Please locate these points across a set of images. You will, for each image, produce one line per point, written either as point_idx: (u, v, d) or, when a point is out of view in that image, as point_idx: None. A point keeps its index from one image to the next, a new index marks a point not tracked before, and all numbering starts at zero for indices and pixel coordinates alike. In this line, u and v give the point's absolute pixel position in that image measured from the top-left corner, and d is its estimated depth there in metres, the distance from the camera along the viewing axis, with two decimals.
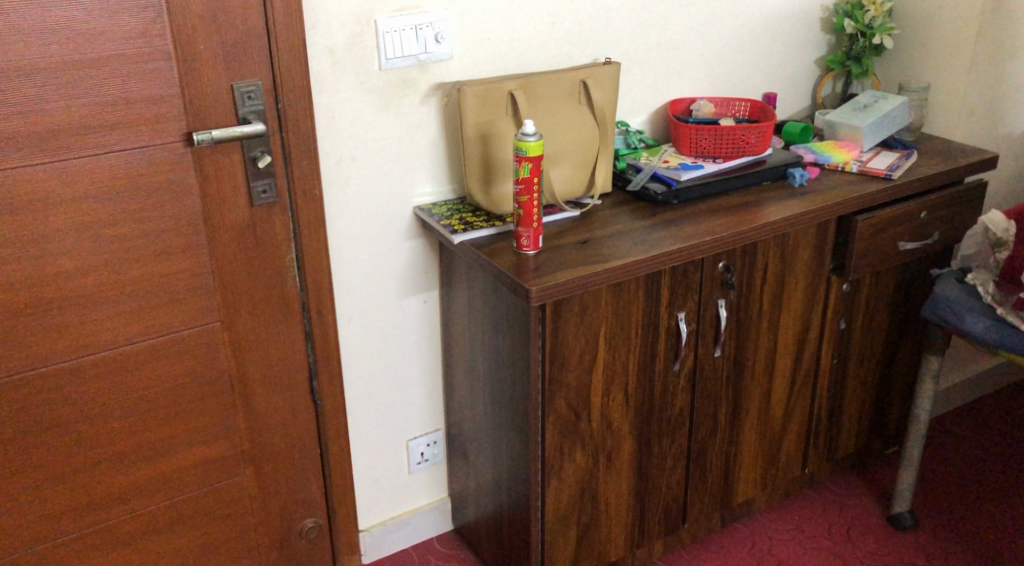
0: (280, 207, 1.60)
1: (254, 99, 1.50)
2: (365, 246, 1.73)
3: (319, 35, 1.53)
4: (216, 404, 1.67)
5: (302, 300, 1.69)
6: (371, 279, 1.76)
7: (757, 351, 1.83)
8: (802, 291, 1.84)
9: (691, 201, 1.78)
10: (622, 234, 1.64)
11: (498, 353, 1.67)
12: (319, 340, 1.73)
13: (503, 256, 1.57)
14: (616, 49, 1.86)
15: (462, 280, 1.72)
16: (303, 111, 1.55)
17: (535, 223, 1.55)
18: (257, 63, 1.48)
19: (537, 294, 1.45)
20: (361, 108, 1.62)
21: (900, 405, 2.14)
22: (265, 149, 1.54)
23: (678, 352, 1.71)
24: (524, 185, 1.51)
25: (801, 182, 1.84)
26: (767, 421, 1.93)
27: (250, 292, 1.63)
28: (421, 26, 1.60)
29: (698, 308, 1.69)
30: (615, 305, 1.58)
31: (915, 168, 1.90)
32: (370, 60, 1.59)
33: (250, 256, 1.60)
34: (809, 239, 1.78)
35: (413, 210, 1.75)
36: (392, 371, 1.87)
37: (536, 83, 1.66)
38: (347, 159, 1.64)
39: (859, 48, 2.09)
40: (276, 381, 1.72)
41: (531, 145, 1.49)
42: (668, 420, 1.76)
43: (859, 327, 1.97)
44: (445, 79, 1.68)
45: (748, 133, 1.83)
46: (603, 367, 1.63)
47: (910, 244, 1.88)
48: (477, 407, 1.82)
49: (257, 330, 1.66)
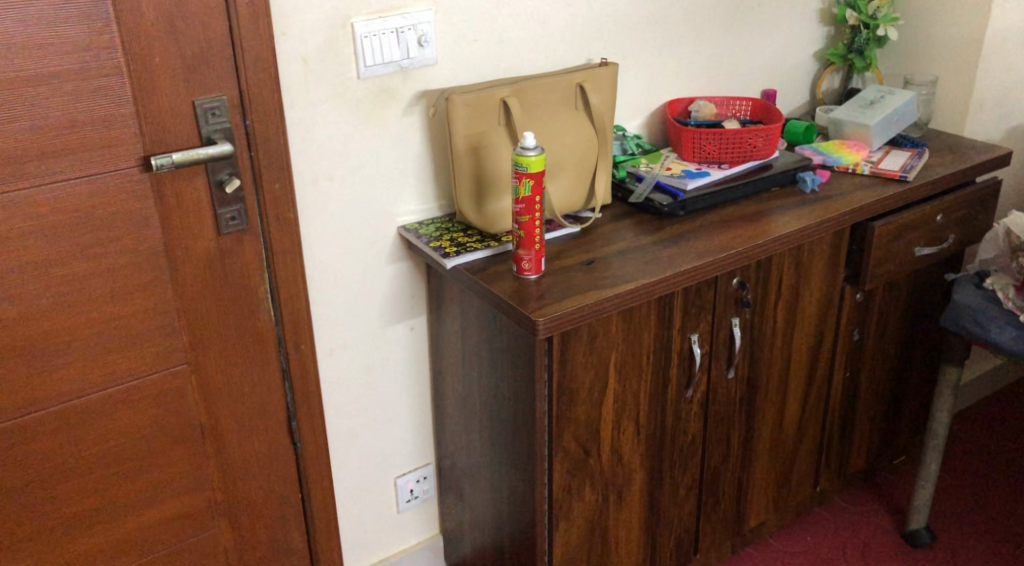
0: (251, 235, 1.43)
1: (219, 116, 1.33)
2: (345, 272, 1.57)
3: (289, 42, 1.37)
4: (184, 454, 1.50)
5: (278, 335, 1.52)
6: (352, 309, 1.61)
7: (770, 370, 1.71)
8: (816, 305, 1.72)
9: (699, 212, 1.64)
10: (629, 252, 1.51)
11: (497, 387, 1.52)
12: (297, 378, 1.57)
13: (502, 282, 1.42)
14: (610, 48, 1.72)
15: (455, 306, 1.58)
16: (275, 128, 1.38)
17: (536, 245, 1.41)
18: (222, 75, 1.31)
19: (545, 327, 1.31)
20: (338, 122, 1.45)
21: (911, 416, 2.05)
22: (233, 172, 1.37)
23: (691, 377, 1.58)
24: (525, 204, 1.37)
25: (813, 187, 1.72)
26: (780, 441, 1.82)
27: (220, 329, 1.46)
28: (403, 28, 1.45)
29: (712, 329, 1.57)
30: (626, 332, 1.45)
31: (929, 168, 1.79)
32: (348, 68, 1.43)
33: (219, 291, 1.43)
34: (824, 249, 1.67)
35: (397, 230, 1.59)
36: (378, 405, 1.72)
37: (529, 89, 1.51)
38: (324, 178, 1.48)
39: (863, 40, 1.96)
40: (251, 426, 1.56)
41: (532, 160, 1.34)
42: (680, 448, 1.64)
43: (872, 338, 1.87)
44: (429, 86, 1.52)
45: (756, 137, 1.70)
46: (614, 398, 1.49)
47: (927, 249, 1.77)
48: (473, 441, 1.67)
49: (229, 371, 1.50)
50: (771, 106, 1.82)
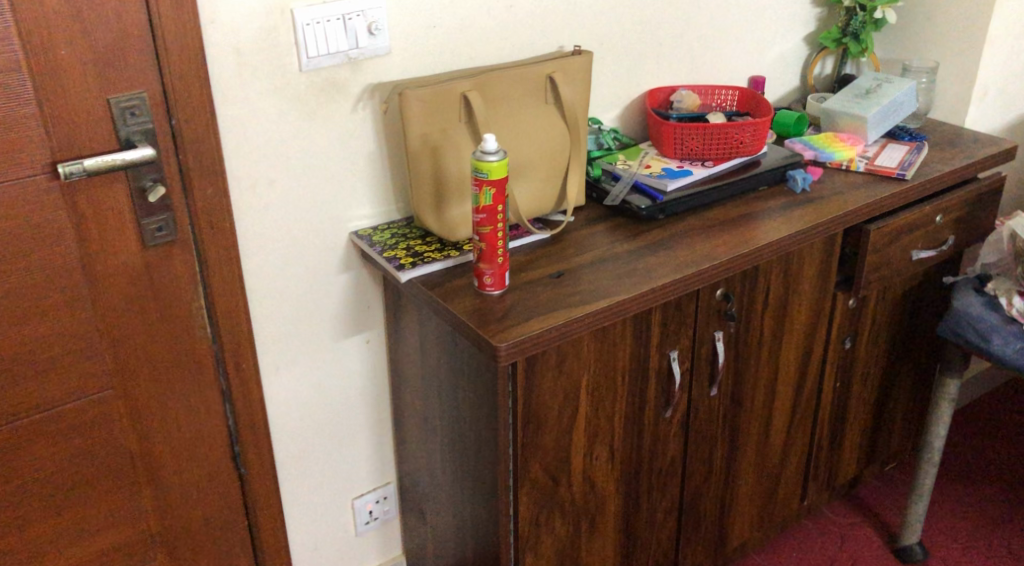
0: (181, 246, 1.28)
1: (139, 116, 1.18)
2: (292, 283, 1.43)
3: (219, 31, 1.21)
4: (116, 485, 1.37)
5: (216, 353, 1.38)
6: (300, 323, 1.47)
7: (756, 385, 1.59)
8: (806, 314, 1.59)
9: (680, 215, 1.51)
10: (603, 263, 1.37)
11: (457, 409, 1.39)
12: (239, 400, 1.43)
13: (462, 299, 1.28)
14: (585, 34, 1.57)
15: (413, 320, 1.44)
16: (204, 128, 1.23)
17: (499, 259, 1.27)
18: (140, 69, 1.16)
19: (507, 353, 1.18)
20: (279, 120, 1.30)
21: (902, 425, 1.94)
22: (158, 178, 1.22)
23: (670, 397, 1.45)
24: (486, 214, 1.23)
25: (804, 186, 1.58)
26: (765, 457, 1.70)
27: (149, 350, 1.32)
28: (350, 15, 1.29)
29: (693, 344, 1.44)
30: (599, 352, 1.32)
31: (929, 164, 1.66)
32: (288, 60, 1.28)
33: (147, 308, 1.29)
34: (816, 256, 1.54)
35: (349, 236, 1.45)
36: (332, 424, 1.58)
37: (492, 81, 1.36)
38: (264, 182, 1.33)
39: (859, 23, 1.82)
40: (189, 452, 1.42)
41: (494, 166, 1.20)
42: (658, 471, 1.52)
43: (865, 346, 1.75)
44: (382, 78, 1.37)
45: (742, 133, 1.56)
46: (585, 424, 1.37)
47: (925, 253, 1.65)
48: (434, 463, 1.54)
49: (161, 395, 1.35)
50: (759, 95, 1.68)
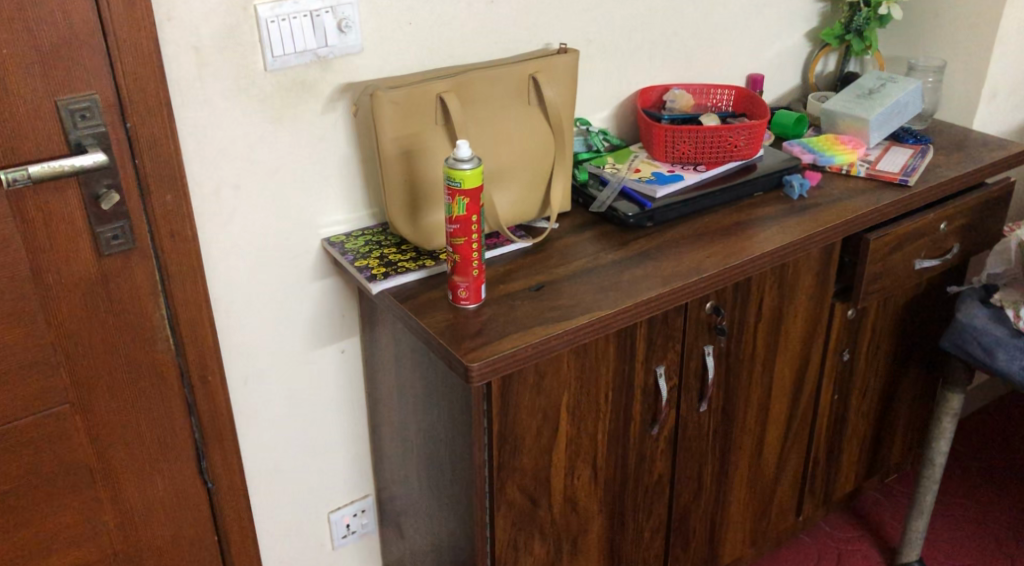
0: (139, 255, 1.22)
1: (90, 118, 1.11)
2: (260, 292, 1.36)
3: (176, 29, 1.14)
4: (75, 502, 1.31)
5: (180, 366, 1.32)
6: (270, 333, 1.40)
7: (749, 400, 1.52)
8: (802, 326, 1.52)
9: (670, 222, 1.43)
10: (586, 274, 1.30)
11: (433, 426, 1.33)
12: (205, 414, 1.36)
13: (435, 313, 1.21)
14: (571, 31, 1.50)
15: (388, 330, 1.38)
16: (161, 131, 1.16)
17: (474, 271, 1.20)
18: (91, 69, 1.09)
19: (479, 373, 1.11)
20: (242, 123, 1.24)
21: (903, 437, 1.87)
22: (112, 184, 1.16)
23: (657, 414, 1.38)
24: (460, 225, 1.16)
25: (801, 193, 1.50)
26: (759, 472, 1.63)
27: (107, 363, 1.25)
28: (319, 11, 1.22)
29: (681, 359, 1.37)
30: (580, 370, 1.25)
31: (934, 169, 1.58)
32: (252, 59, 1.21)
33: (104, 319, 1.23)
34: (812, 265, 1.46)
35: (321, 243, 1.38)
36: (306, 437, 1.52)
37: (471, 82, 1.29)
38: (228, 187, 1.27)
39: (863, 19, 1.74)
40: (152, 468, 1.35)
41: (468, 174, 1.13)
42: (645, 490, 1.45)
43: (864, 357, 1.67)
44: (354, 78, 1.30)
45: (736, 135, 1.49)
46: (566, 444, 1.30)
47: (928, 262, 1.57)
48: (411, 479, 1.48)
49: (122, 410, 1.29)
50: (755, 95, 1.60)
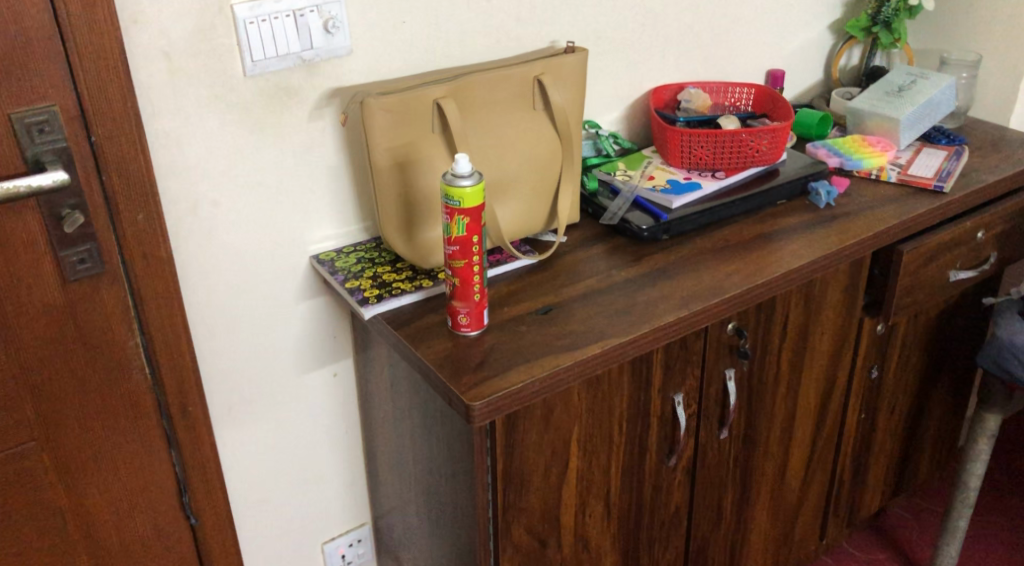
0: (109, 280, 1.11)
1: (49, 133, 1.00)
2: (244, 314, 1.26)
3: (144, 33, 1.03)
4: (45, 544, 1.21)
5: (157, 397, 1.21)
6: (256, 357, 1.30)
7: (772, 423, 1.41)
8: (829, 343, 1.41)
9: (687, 235, 1.32)
10: (598, 294, 1.20)
11: (432, 459, 1.22)
12: (187, 446, 1.26)
13: (433, 342, 1.11)
14: (579, 28, 1.39)
15: (383, 355, 1.27)
16: (130, 145, 1.05)
17: (475, 295, 1.10)
18: (49, 79, 0.98)
19: (481, 412, 1.00)
20: (220, 134, 1.13)
21: (931, 453, 1.76)
22: (77, 204, 1.05)
23: (674, 444, 1.27)
24: (460, 246, 1.06)
25: (828, 201, 1.39)
26: (781, 497, 1.53)
27: (76, 395, 1.15)
28: (302, 11, 1.11)
29: (701, 385, 1.26)
30: (592, 402, 1.14)
31: (971, 172, 1.47)
32: (230, 64, 1.10)
33: (71, 350, 1.12)
34: (840, 280, 1.35)
35: (310, 261, 1.28)
36: (296, 465, 1.42)
37: (470, 86, 1.18)
38: (207, 203, 1.16)
39: (891, 10, 1.62)
40: (131, 506, 1.25)
41: (468, 192, 1.02)
42: (661, 523, 1.34)
43: (892, 374, 1.57)
44: (343, 82, 1.19)
45: (758, 140, 1.38)
46: (577, 480, 1.19)
47: (964, 274, 1.46)
48: (408, 511, 1.38)
49: (95, 445, 1.19)
50: (776, 94, 1.49)
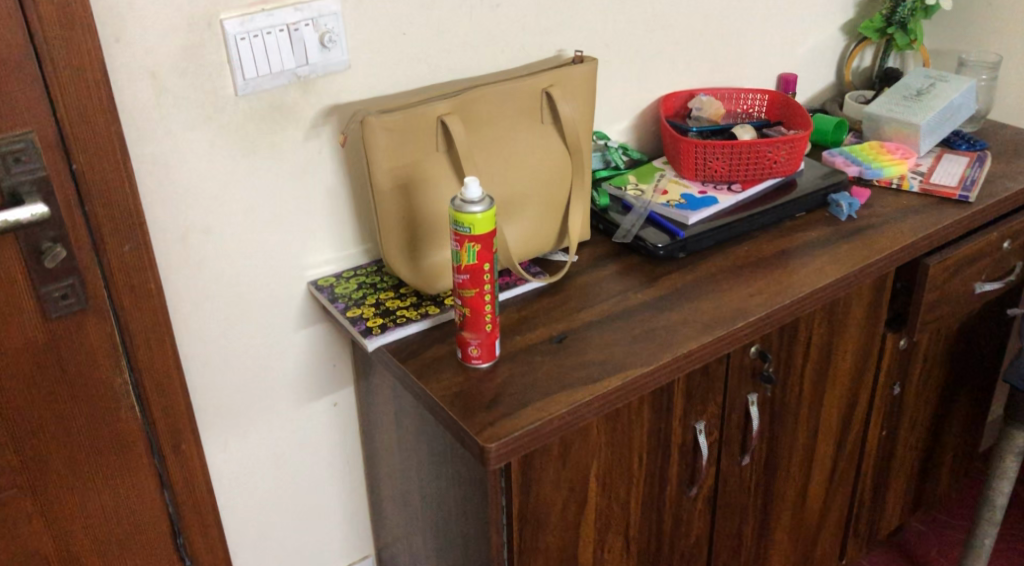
0: (94, 315, 1.04)
1: (26, 162, 0.93)
2: (239, 345, 1.19)
3: (128, 52, 0.96)
4: None
5: (149, 436, 1.14)
6: (251, 390, 1.23)
7: (793, 446, 1.35)
8: (851, 362, 1.35)
9: (704, 252, 1.26)
10: (614, 320, 1.13)
11: (440, 496, 1.16)
12: (181, 485, 1.19)
13: (442, 376, 1.04)
14: (586, 36, 1.32)
15: (387, 386, 1.21)
16: (115, 172, 0.98)
17: (487, 326, 1.03)
18: (25, 104, 0.91)
19: (498, 455, 0.94)
20: (211, 157, 1.06)
21: (951, 467, 1.71)
22: (58, 237, 0.98)
23: (695, 473, 1.21)
24: (470, 275, 0.99)
25: (850, 214, 1.33)
26: (801, 520, 1.47)
27: (62, 438, 1.08)
28: (297, 25, 1.04)
29: (722, 411, 1.20)
30: (611, 435, 1.08)
31: (995, 179, 1.41)
32: (220, 83, 1.03)
33: (55, 390, 1.05)
34: (864, 296, 1.29)
35: (308, 288, 1.21)
36: (297, 499, 1.35)
37: (475, 101, 1.11)
38: (197, 231, 1.09)
39: (907, 10, 1.55)
40: (122, 550, 1.18)
41: (479, 219, 0.96)
42: (682, 555, 1.28)
43: (914, 390, 1.51)
44: (341, 99, 1.12)
45: (776, 150, 1.32)
46: (595, 517, 1.13)
47: (989, 285, 1.41)
48: (415, 546, 1.31)
49: (82, 488, 1.12)
50: (791, 101, 1.44)
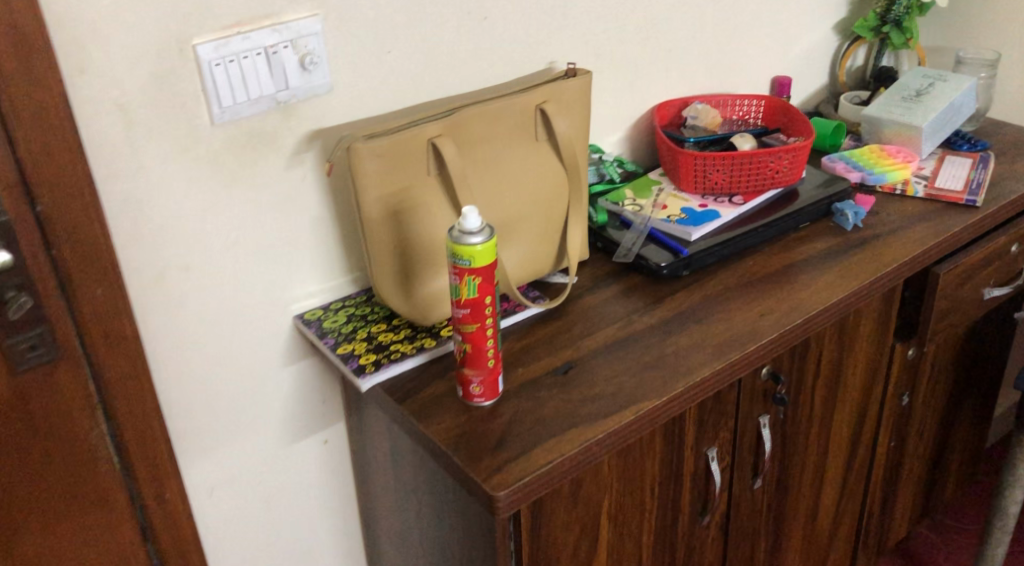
0: (66, 366, 0.97)
1: None
2: (223, 387, 1.12)
3: (94, 83, 0.89)
4: None
5: (129, 487, 1.07)
6: (237, 432, 1.16)
7: (804, 465, 1.31)
8: (861, 375, 1.31)
9: (708, 269, 1.21)
10: (620, 347, 1.07)
11: (442, 539, 1.10)
12: (165, 536, 1.12)
13: (442, 416, 0.98)
14: (577, 46, 1.26)
15: (380, 424, 1.14)
16: (83, 213, 0.91)
17: (490, 361, 0.97)
18: None
19: (507, 503, 0.88)
20: (187, 191, 0.99)
21: (958, 473, 1.67)
22: (23, 284, 0.91)
23: (707, 501, 1.16)
24: (471, 310, 0.93)
25: (856, 223, 1.28)
26: (812, 538, 1.43)
27: (35, 496, 1.00)
28: (275, 47, 0.97)
29: (733, 436, 1.15)
30: (623, 471, 1.02)
31: (1001, 181, 1.37)
32: (195, 112, 0.96)
33: (25, 446, 0.98)
34: (874, 308, 1.25)
35: (294, 323, 1.14)
36: (288, 540, 1.28)
37: (467, 121, 1.05)
38: (175, 269, 1.02)
39: (902, 8, 1.51)
40: None
41: (480, 250, 0.89)
42: None
43: (922, 399, 1.47)
44: (324, 123, 1.05)
45: (778, 160, 1.27)
46: (608, 555, 1.07)
47: (998, 290, 1.37)
48: None
49: (58, 547, 1.04)
50: (789, 106, 1.39)
